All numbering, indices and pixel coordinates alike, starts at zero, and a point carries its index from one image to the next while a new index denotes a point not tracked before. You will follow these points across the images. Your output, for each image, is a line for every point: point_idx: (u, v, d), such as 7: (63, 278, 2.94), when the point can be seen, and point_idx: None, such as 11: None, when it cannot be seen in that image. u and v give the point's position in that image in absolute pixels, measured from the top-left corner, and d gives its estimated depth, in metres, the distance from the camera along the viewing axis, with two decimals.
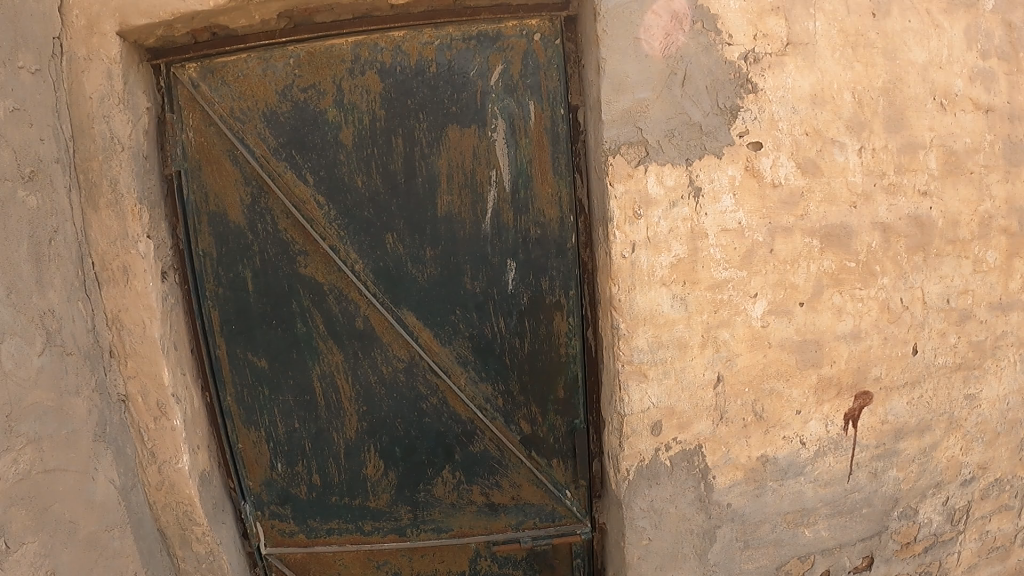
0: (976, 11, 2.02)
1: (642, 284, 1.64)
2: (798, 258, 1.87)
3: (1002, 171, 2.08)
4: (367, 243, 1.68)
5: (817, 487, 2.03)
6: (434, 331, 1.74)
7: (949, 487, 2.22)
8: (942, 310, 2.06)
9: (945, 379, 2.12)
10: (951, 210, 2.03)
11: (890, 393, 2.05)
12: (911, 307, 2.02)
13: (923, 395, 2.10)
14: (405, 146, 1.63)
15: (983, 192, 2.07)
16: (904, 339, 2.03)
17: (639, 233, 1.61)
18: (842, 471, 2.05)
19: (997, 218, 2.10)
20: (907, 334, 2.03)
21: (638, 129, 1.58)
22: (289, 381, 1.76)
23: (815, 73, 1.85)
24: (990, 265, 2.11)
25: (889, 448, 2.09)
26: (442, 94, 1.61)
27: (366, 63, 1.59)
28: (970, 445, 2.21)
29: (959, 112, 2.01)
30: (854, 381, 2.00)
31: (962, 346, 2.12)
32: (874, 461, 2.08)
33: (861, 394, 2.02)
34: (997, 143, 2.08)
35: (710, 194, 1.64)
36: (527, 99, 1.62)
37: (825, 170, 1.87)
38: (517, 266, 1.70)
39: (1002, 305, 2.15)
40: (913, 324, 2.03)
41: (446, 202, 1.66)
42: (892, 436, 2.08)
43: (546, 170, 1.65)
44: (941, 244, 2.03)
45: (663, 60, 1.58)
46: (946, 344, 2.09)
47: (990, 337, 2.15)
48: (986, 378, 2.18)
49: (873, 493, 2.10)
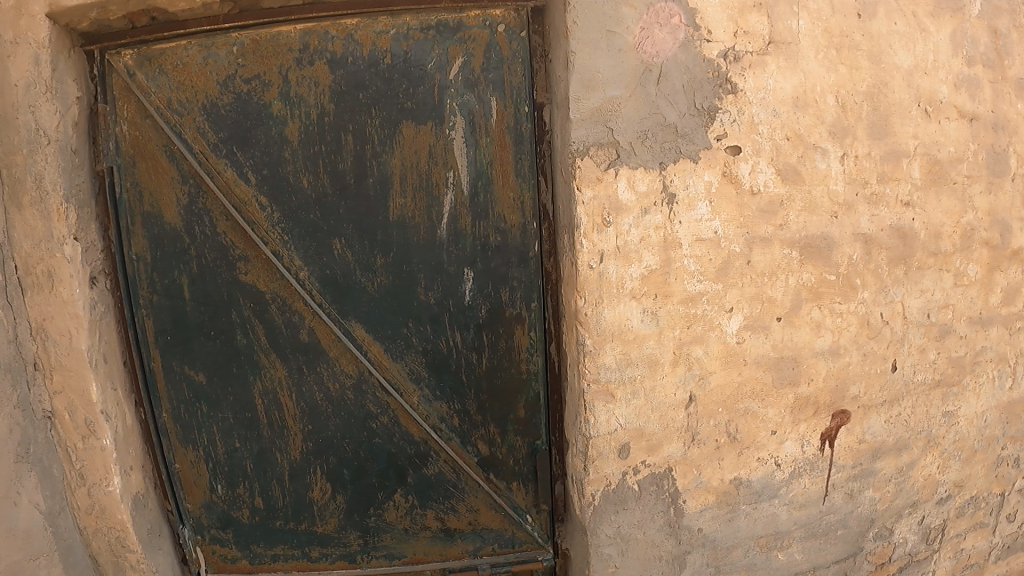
0: (963, 17, 1.98)
1: (610, 298, 1.53)
2: (776, 271, 1.77)
3: (985, 181, 2.04)
4: (313, 250, 1.57)
5: (792, 509, 1.94)
6: (384, 346, 1.63)
7: (925, 506, 2.15)
8: (923, 325, 2.01)
9: (924, 397, 2.06)
10: (934, 221, 1.98)
11: (868, 411, 1.98)
12: (891, 322, 1.96)
13: (902, 413, 2.04)
14: (355, 145, 1.53)
15: (966, 203, 2.01)
16: (884, 355, 1.97)
17: (608, 242, 1.50)
18: (818, 493, 1.97)
19: (979, 230, 2.05)
20: (886, 350, 1.97)
21: (608, 129, 1.47)
22: (229, 397, 1.63)
23: (798, 75, 1.75)
24: (971, 279, 2.05)
25: (866, 468, 2.02)
26: (397, 88, 1.50)
27: (316, 53, 1.49)
28: (947, 463, 2.15)
29: (943, 120, 1.97)
30: (832, 400, 1.93)
31: (941, 363, 2.06)
32: (851, 481, 2.01)
33: (838, 413, 1.94)
34: (981, 153, 2.03)
35: (684, 201, 1.53)
36: (488, 94, 1.51)
37: (806, 178, 1.78)
38: (475, 274, 1.59)
39: (981, 319, 2.10)
40: (893, 340, 1.97)
41: (399, 206, 1.56)
42: (869, 456, 2.01)
43: (508, 173, 1.55)
44: (923, 256, 1.97)
45: (637, 56, 1.47)
46: (925, 360, 2.03)
47: (969, 353, 2.11)
48: (964, 396, 2.13)
49: (849, 515, 2.03)
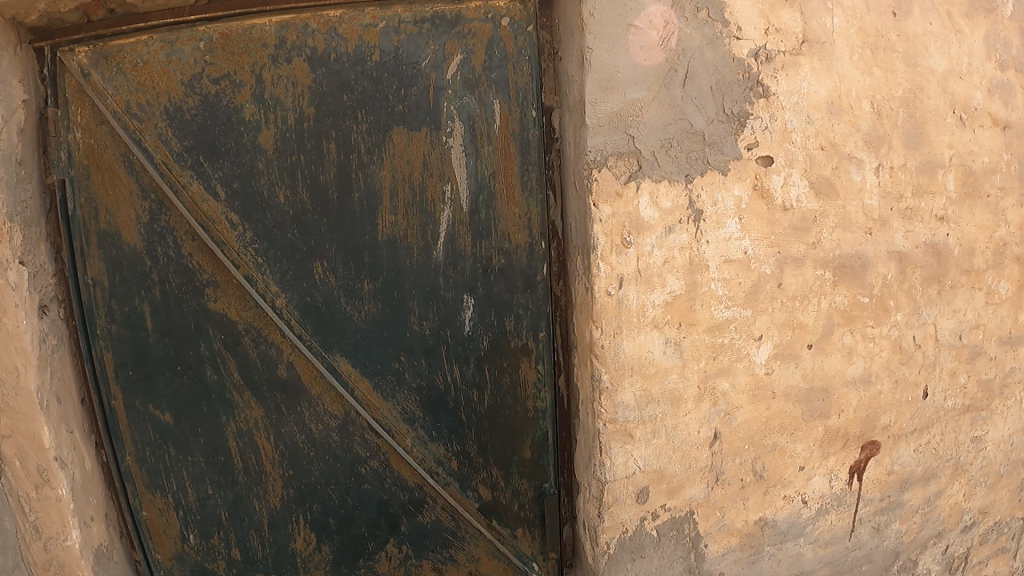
0: (996, 18, 1.87)
1: (630, 328, 1.36)
2: (809, 294, 1.59)
3: (1018, 194, 1.93)
4: (291, 274, 1.40)
5: (817, 547, 1.81)
6: (373, 383, 1.47)
7: (950, 535, 2.04)
8: (954, 347, 1.90)
9: (952, 423, 1.95)
10: (968, 237, 1.86)
11: (897, 441, 1.87)
12: (923, 346, 1.85)
13: (930, 441, 1.93)
14: (339, 156, 1.37)
15: (998, 217, 1.91)
16: (916, 382, 1.86)
17: (628, 265, 1.33)
18: (844, 529, 1.84)
19: (1011, 246, 1.94)
20: (918, 376, 1.86)
21: (629, 137, 1.30)
22: (199, 439, 1.46)
23: (833, 78, 1.57)
24: (1002, 297, 1.95)
25: (893, 500, 1.90)
26: (385, 90, 1.36)
27: (294, 48, 1.33)
28: (973, 491, 2.04)
29: (977, 128, 1.85)
30: (862, 432, 1.81)
31: (971, 387, 1.96)
32: (878, 515, 1.89)
33: (867, 444, 1.83)
34: (1014, 164, 1.92)
35: (712, 218, 1.37)
36: (490, 96, 1.38)
37: (841, 192, 1.58)
38: (475, 300, 1.45)
39: (1011, 340, 2.00)
40: (924, 364, 1.86)
41: (389, 223, 1.40)
42: (897, 488, 1.90)
43: (513, 186, 1.41)
44: (957, 275, 1.86)
45: (661, 54, 1.31)
46: (956, 385, 1.93)
47: (999, 375, 2.00)
48: (993, 420, 2.02)
49: (874, 549, 1.91)
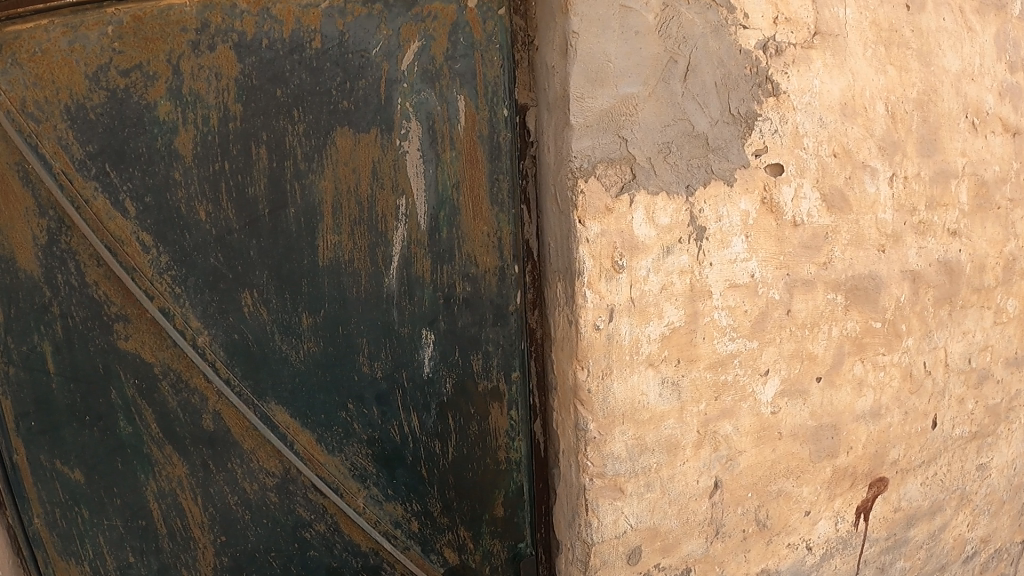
0: (1005, 17, 1.70)
1: (621, 367, 1.15)
2: (819, 321, 1.36)
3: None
4: (216, 305, 1.17)
5: None
6: (316, 435, 1.25)
7: (953, 568, 1.89)
8: (963, 373, 1.75)
9: (960, 452, 1.81)
10: (979, 252, 1.69)
11: (905, 475, 1.71)
12: (933, 372, 1.69)
13: (938, 472, 1.78)
14: (271, 164, 1.15)
15: (1008, 230, 1.75)
16: (925, 412, 1.70)
17: (620, 293, 1.11)
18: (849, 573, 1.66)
19: (1019, 260, 1.79)
20: (927, 405, 1.70)
21: (620, 140, 1.08)
22: (115, 500, 1.19)
23: (846, 75, 1.36)
24: (1009, 315, 1.80)
25: (899, 537, 1.74)
26: (327, 83, 1.15)
27: (218, 33, 1.11)
28: (976, 519, 1.90)
29: (989, 134, 1.68)
30: (871, 469, 1.62)
31: (979, 412, 1.82)
32: (884, 554, 1.72)
33: (876, 481, 1.65)
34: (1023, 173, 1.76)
35: (716, 236, 1.16)
36: (454, 90, 1.19)
37: (853, 205, 1.35)
38: (435, 336, 1.26)
39: (1016, 359, 1.86)
40: (933, 393, 1.71)
41: (330, 243, 1.19)
42: (902, 525, 1.74)
43: (480, 202, 1.23)
44: (968, 294, 1.69)
45: (659, 42, 1.10)
46: (964, 412, 1.78)
47: (1004, 399, 1.86)
48: (997, 445, 1.89)
49: None
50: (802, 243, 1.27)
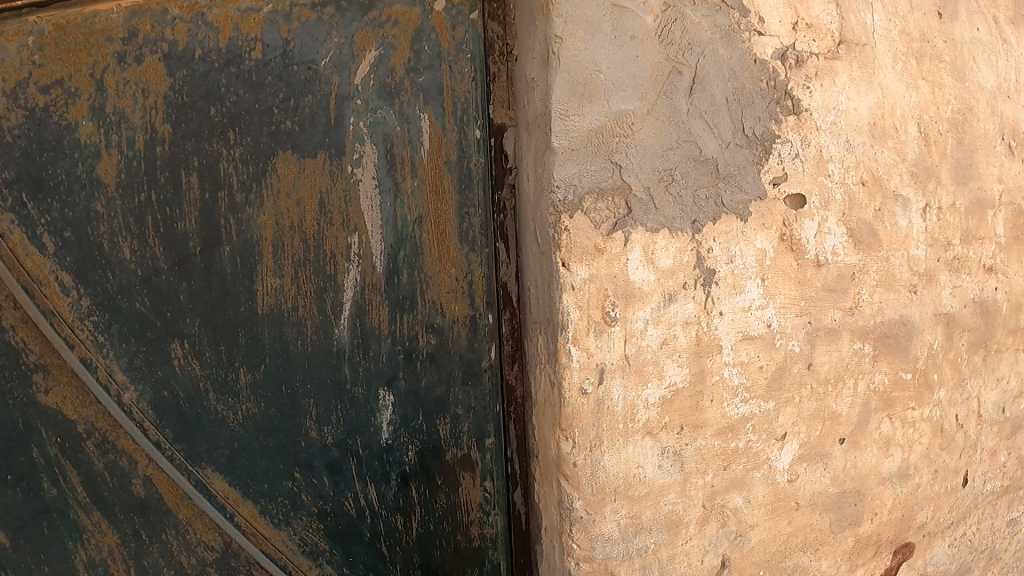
0: None
1: (613, 437, 0.96)
2: (844, 375, 1.19)
3: None
4: (143, 356, 0.97)
5: None
6: (260, 507, 1.04)
7: None
8: (996, 424, 1.55)
9: (989, 509, 1.60)
10: (1016, 289, 1.50)
11: (932, 538, 1.50)
12: (965, 426, 1.49)
13: (967, 532, 1.57)
14: (203, 195, 0.96)
15: None
16: (956, 468, 1.50)
17: (611, 351, 0.92)
18: None
19: None
20: (958, 461, 1.50)
21: (613, 166, 0.90)
22: (41, 568, 0.99)
23: (874, 91, 1.18)
24: None
25: None
26: (267, 101, 0.97)
27: (147, 43, 0.93)
28: None
29: None
30: (896, 535, 1.43)
31: (1011, 465, 1.61)
32: None
33: (901, 547, 1.45)
34: None
35: (727, 280, 0.97)
36: (417, 108, 1.00)
37: (884, 241, 1.18)
38: (396, 398, 1.06)
39: None
40: (966, 447, 1.51)
41: (271, 287, 1.00)
42: None
43: (447, 237, 1.03)
44: (1003, 336, 1.50)
45: (659, 48, 0.92)
46: (995, 466, 1.58)
47: None
48: None
49: None
50: (825, 285, 1.06)
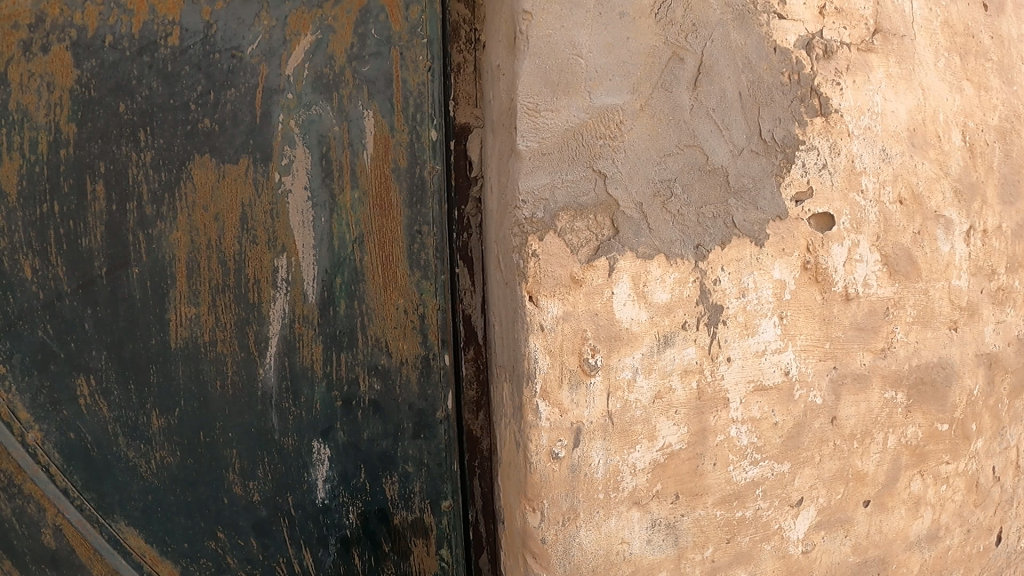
0: None
1: (592, 509, 0.77)
2: (872, 428, 1.01)
3: None
4: (48, 392, 0.81)
5: None
6: (181, 568, 0.87)
7: None
8: None
9: None
10: None
11: None
12: (1002, 478, 1.28)
13: None
14: (109, 207, 0.80)
15: None
16: (989, 525, 1.28)
17: (592, 406, 0.74)
18: None
19: None
20: (993, 517, 1.28)
21: (597, 175, 0.72)
22: None
23: (914, 93, 1.00)
24: None
25: None
26: (183, 95, 0.80)
27: (54, 29, 0.78)
28: None
29: None
30: None
31: None
32: None
33: None
34: None
35: (738, 319, 0.78)
36: (359, 104, 0.81)
37: (923, 270, 1.00)
38: (334, 452, 0.86)
39: None
40: (1001, 502, 1.29)
41: (185, 318, 0.82)
42: None
43: (394, 262, 0.84)
44: None
45: (656, 30, 0.74)
46: None
47: None
48: None
49: None
50: (854, 323, 0.87)
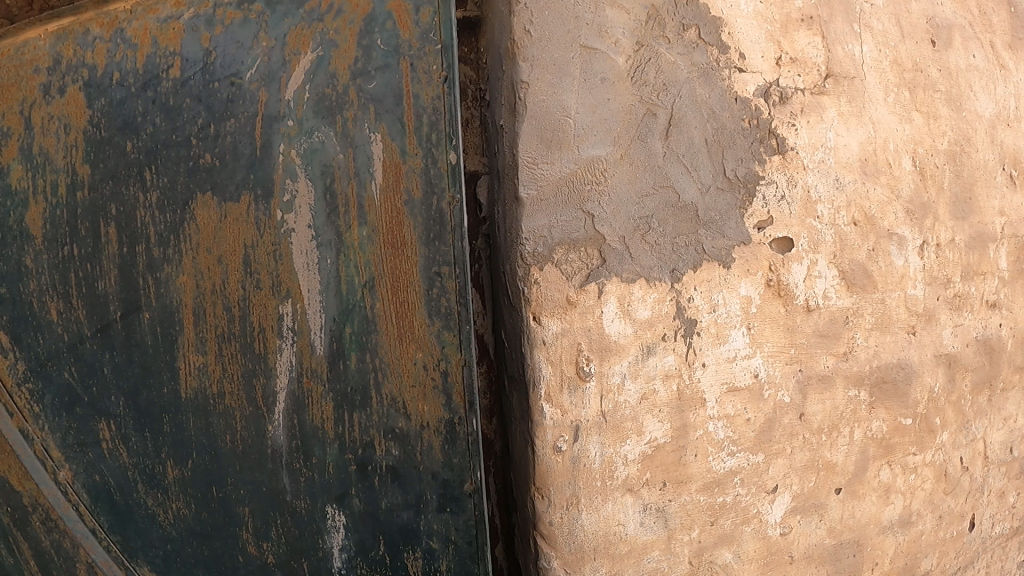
0: None
1: (591, 495, 0.90)
2: (839, 423, 1.14)
3: None
4: (76, 433, 0.84)
5: None
6: None
7: None
8: (1004, 464, 1.46)
9: (1000, 552, 1.50)
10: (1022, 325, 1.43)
11: None
12: (970, 468, 1.40)
13: None
14: (121, 250, 0.82)
15: None
16: (961, 512, 1.40)
17: (588, 407, 0.88)
18: None
19: None
20: (964, 504, 1.41)
21: (586, 216, 0.86)
22: None
23: (865, 126, 1.14)
24: None
25: None
26: (185, 129, 0.82)
27: (70, 71, 0.83)
28: None
29: None
30: None
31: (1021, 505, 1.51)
32: None
33: None
34: None
35: (710, 330, 0.92)
36: (366, 127, 0.82)
37: (879, 282, 1.14)
38: (350, 519, 0.87)
39: None
40: (971, 490, 1.41)
41: (194, 366, 0.83)
42: None
43: (408, 301, 0.83)
44: (1009, 373, 1.42)
45: (632, 91, 0.88)
46: (1004, 507, 1.48)
47: None
48: None
49: None
50: (816, 330, 1.00)
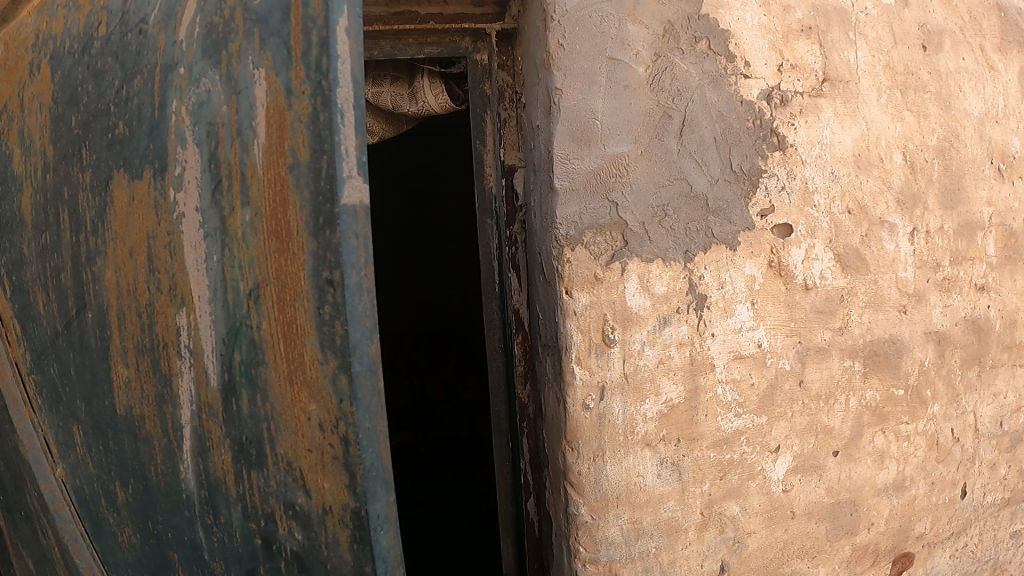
0: None
1: (615, 448, 1.03)
2: (835, 392, 1.27)
3: None
4: (62, 431, 0.99)
5: None
6: None
7: None
8: (995, 437, 1.57)
9: (992, 520, 1.62)
10: (1011, 307, 1.55)
11: (934, 548, 1.52)
12: (962, 439, 1.51)
13: (969, 543, 1.59)
14: (72, 241, 0.91)
15: None
16: (954, 480, 1.51)
17: (612, 370, 1.01)
18: None
19: None
20: (957, 473, 1.52)
21: (611, 204, 0.99)
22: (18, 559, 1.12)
23: (858, 124, 1.27)
24: None
25: None
26: (107, 96, 0.87)
27: (44, 47, 0.97)
28: None
29: (1017, 180, 1.55)
30: (894, 545, 1.45)
31: (1012, 477, 1.63)
32: None
33: (900, 556, 1.47)
34: None
35: (719, 304, 1.05)
36: (249, 59, 0.72)
37: (871, 264, 1.27)
38: None
39: None
40: (963, 461, 1.52)
41: (123, 376, 0.89)
42: None
43: (291, 304, 0.70)
44: (998, 351, 1.53)
45: (651, 96, 1.01)
46: (996, 477, 1.60)
47: None
48: None
49: None
50: (813, 307, 1.13)
